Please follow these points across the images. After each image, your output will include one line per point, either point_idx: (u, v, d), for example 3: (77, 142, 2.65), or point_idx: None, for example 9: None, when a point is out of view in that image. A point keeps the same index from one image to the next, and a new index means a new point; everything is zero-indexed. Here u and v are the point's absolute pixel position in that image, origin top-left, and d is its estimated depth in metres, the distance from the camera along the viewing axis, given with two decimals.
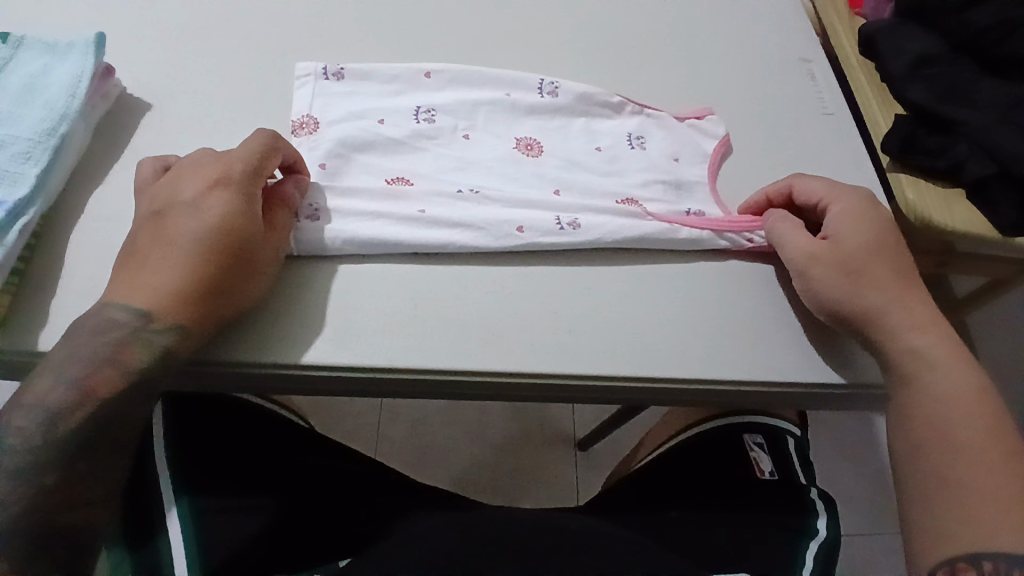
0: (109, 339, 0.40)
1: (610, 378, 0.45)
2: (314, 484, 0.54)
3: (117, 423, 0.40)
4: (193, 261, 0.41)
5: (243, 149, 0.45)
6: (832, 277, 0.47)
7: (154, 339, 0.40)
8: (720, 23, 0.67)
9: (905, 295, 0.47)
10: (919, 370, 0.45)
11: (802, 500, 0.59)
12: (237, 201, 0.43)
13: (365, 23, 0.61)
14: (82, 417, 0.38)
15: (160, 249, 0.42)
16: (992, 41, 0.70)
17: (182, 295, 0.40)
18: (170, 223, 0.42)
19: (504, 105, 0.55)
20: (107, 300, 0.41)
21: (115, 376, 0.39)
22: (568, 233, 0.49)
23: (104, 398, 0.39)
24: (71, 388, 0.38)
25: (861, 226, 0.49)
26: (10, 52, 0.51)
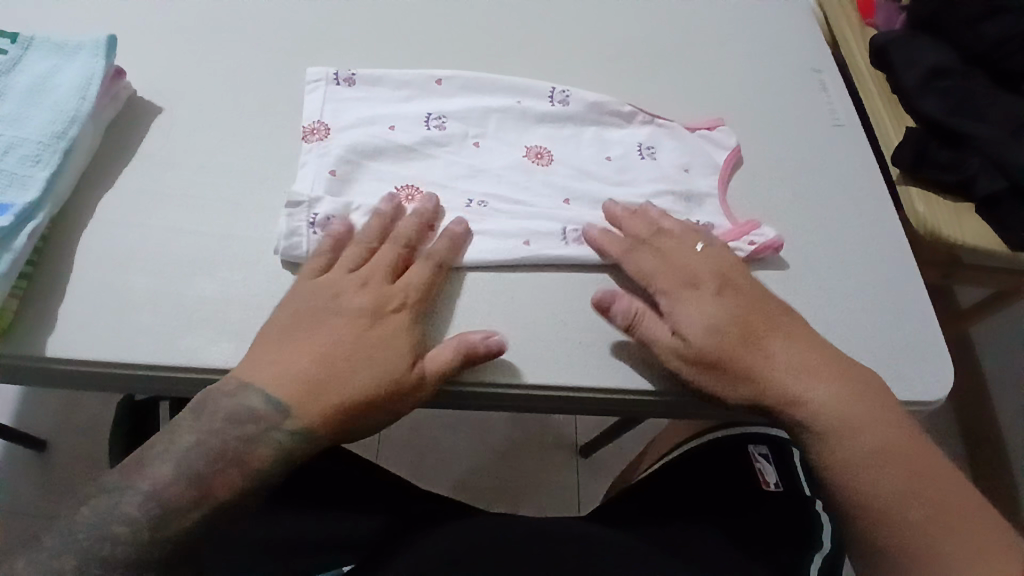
0: (239, 432, 0.40)
1: (624, 390, 0.45)
2: (340, 494, 0.56)
3: (230, 516, 0.40)
4: (351, 380, 0.41)
5: (409, 244, 0.47)
6: (689, 343, 0.44)
7: (284, 440, 0.40)
8: (732, 32, 0.67)
9: (763, 345, 0.44)
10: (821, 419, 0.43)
11: (806, 512, 0.58)
12: (393, 315, 0.43)
13: (378, 28, 0.61)
14: (196, 515, 0.38)
15: (316, 346, 0.42)
16: (1003, 55, 0.70)
17: (327, 407, 0.40)
18: (336, 326, 0.42)
19: (515, 113, 0.55)
20: (246, 389, 0.40)
21: (241, 466, 0.39)
22: (574, 246, 0.49)
23: (223, 499, 0.39)
24: (193, 482, 0.38)
25: (709, 314, 0.44)
26: (19, 53, 0.51)
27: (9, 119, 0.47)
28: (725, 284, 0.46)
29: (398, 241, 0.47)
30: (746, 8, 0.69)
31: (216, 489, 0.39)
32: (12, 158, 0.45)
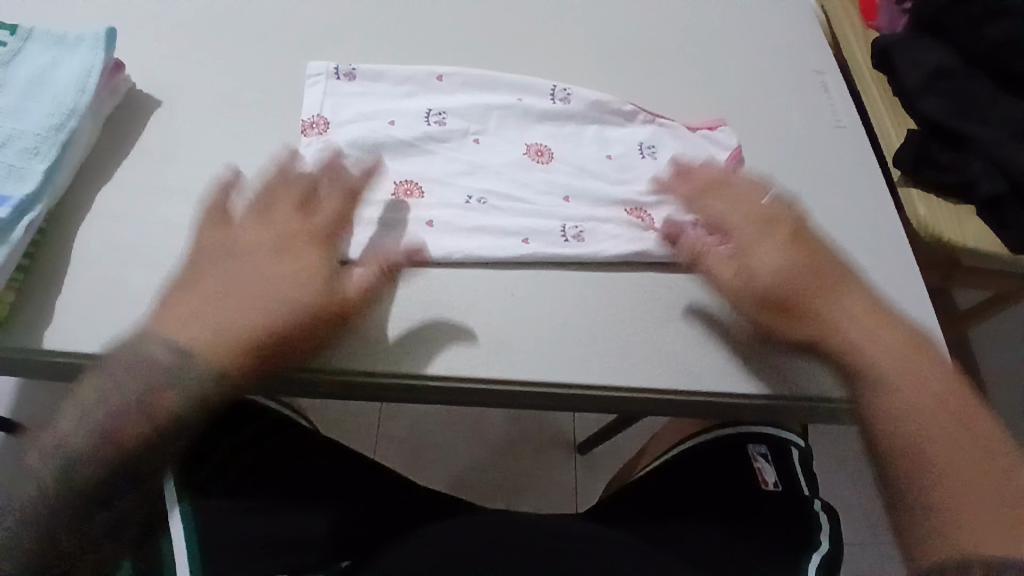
0: (141, 384, 0.37)
1: (617, 388, 0.45)
2: (325, 488, 0.54)
3: (143, 466, 0.37)
4: (259, 311, 0.40)
5: (335, 187, 0.46)
6: (743, 294, 0.45)
7: (195, 384, 0.38)
8: (734, 33, 0.66)
9: (828, 291, 0.44)
10: (861, 361, 0.42)
11: (806, 513, 0.58)
12: (315, 252, 0.43)
13: (379, 24, 0.60)
14: (100, 464, 0.36)
15: (219, 287, 0.41)
16: (1006, 57, 0.69)
17: (237, 344, 0.39)
18: (242, 263, 0.42)
19: (516, 110, 0.55)
20: (152, 345, 0.39)
21: (154, 414, 0.37)
22: (574, 244, 0.49)
23: (129, 449, 0.37)
24: (96, 433, 0.36)
25: (771, 251, 0.45)
26: (18, 44, 0.50)
27: (8, 111, 0.47)
28: (784, 229, 0.46)
29: (314, 185, 0.46)
30: (748, 9, 0.69)
31: (124, 438, 0.37)
32: (10, 150, 0.45)
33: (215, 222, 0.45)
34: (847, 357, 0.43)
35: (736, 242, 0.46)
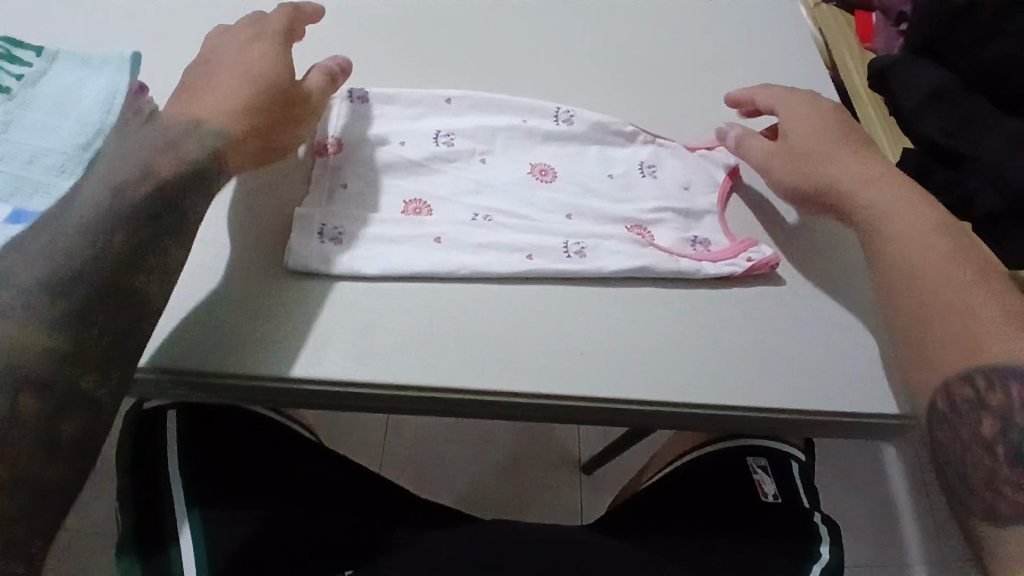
0: (169, 138, 0.45)
1: (615, 400, 0.46)
2: (314, 493, 0.56)
3: (164, 209, 0.43)
4: (240, 87, 0.49)
5: (280, 27, 0.54)
6: (780, 178, 0.54)
7: (205, 140, 0.46)
8: (735, 56, 0.68)
9: (868, 166, 0.53)
10: (886, 218, 0.50)
11: (808, 524, 0.59)
12: (271, 59, 0.51)
13: (391, 49, 0.63)
14: (149, 186, 0.42)
15: (208, 87, 0.49)
16: (1006, 75, 0.69)
17: (233, 119, 0.47)
18: (218, 69, 0.50)
19: (521, 131, 0.57)
20: (174, 121, 0.47)
21: (148, 209, 0.42)
22: (575, 260, 0.51)
23: (169, 178, 0.43)
24: (133, 169, 0.42)
25: (813, 120, 0.56)
26: (45, 66, 0.53)
27: (35, 129, 0.49)
28: (850, 138, 0.55)
29: (258, 22, 0.55)
30: (749, 34, 0.71)
31: (162, 172, 0.43)
32: (37, 167, 0.47)
33: (191, 70, 0.52)
34: (870, 214, 0.50)
35: (789, 135, 0.56)
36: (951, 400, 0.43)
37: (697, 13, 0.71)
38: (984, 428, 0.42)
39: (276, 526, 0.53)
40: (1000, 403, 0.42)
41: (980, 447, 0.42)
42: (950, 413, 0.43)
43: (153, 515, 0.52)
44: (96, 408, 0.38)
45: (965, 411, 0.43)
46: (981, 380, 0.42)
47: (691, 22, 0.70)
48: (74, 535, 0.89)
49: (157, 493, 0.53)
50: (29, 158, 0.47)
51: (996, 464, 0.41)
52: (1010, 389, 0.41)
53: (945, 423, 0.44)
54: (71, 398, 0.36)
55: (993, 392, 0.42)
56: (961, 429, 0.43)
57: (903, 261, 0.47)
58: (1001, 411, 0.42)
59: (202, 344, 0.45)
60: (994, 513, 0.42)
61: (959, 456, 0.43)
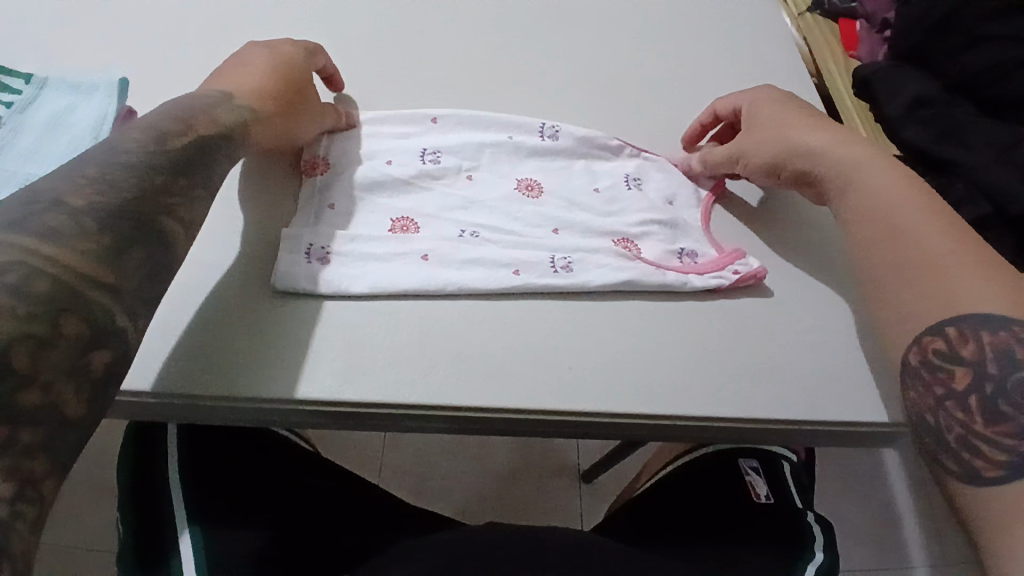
0: (207, 103, 0.45)
1: (604, 414, 0.46)
2: (310, 508, 0.57)
3: (198, 164, 0.41)
4: (270, 69, 0.51)
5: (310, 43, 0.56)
6: (753, 156, 0.55)
7: (239, 110, 0.46)
8: (719, 68, 0.69)
9: (835, 135, 0.53)
10: (850, 180, 0.50)
11: (799, 523, 0.60)
12: (296, 58, 0.53)
13: (378, 68, 0.63)
14: (186, 139, 0.41)
15: (237, 66, 0.50)
16: (988, 82, 0.71)
17: (264, 95, 0.49)
18: (242, 56, 0.52)
19: (508, 147, 0.57)
20: (208, 91, 0.46)
21: (185, 160, 0.41)
22: (562, 274, 0.51)
23: (204, 135, 0.43)
24: (175, 124, 0.42)
25: (769, 101, 0.57)
26: (35, 92, 0.53)
27: (27, 154, 0.49)
28: (815, 114, 0.56)
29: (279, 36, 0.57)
30: (733, 45, 0.72)
31: (200, 129, 0.43)
32: None
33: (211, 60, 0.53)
34: (836, 178, 0.51)
35: (755, 117, 0.57)
36: (924, 355, 0.42)
37: (680, 26, 0.72)
38: (957, 382, 0.40)
39: (281, 543, 0.53)
40: (974, 355, 0.40)
41: (953, 402, 0.40)
42: (923, 369, 0.42)
43: (151, 531, 0.53)
44: (125, 351, 0.34)
45: (938, 367, 0.41)
46: (951, 331, 0.41)
47: (674, 35, 0.71)
48: (70, 557, 0.88)
49: (156, 512, 0.55)
50: (21, 183, 0.47)
51: (971, 421, 0.39)
52: (982, 341, 0.40)
53: (917, 381, 0.42)
54: (105, 333, 0.33)
55: (966, 344, 0.40)
56: (934, 387, 0.41)
57: (871, 220, 0.47)
58: (975, 364, 0.40)
59: (186, 365, 0.45)
60: (973, 472, 0.39)
61: (930, 414, 0.41)
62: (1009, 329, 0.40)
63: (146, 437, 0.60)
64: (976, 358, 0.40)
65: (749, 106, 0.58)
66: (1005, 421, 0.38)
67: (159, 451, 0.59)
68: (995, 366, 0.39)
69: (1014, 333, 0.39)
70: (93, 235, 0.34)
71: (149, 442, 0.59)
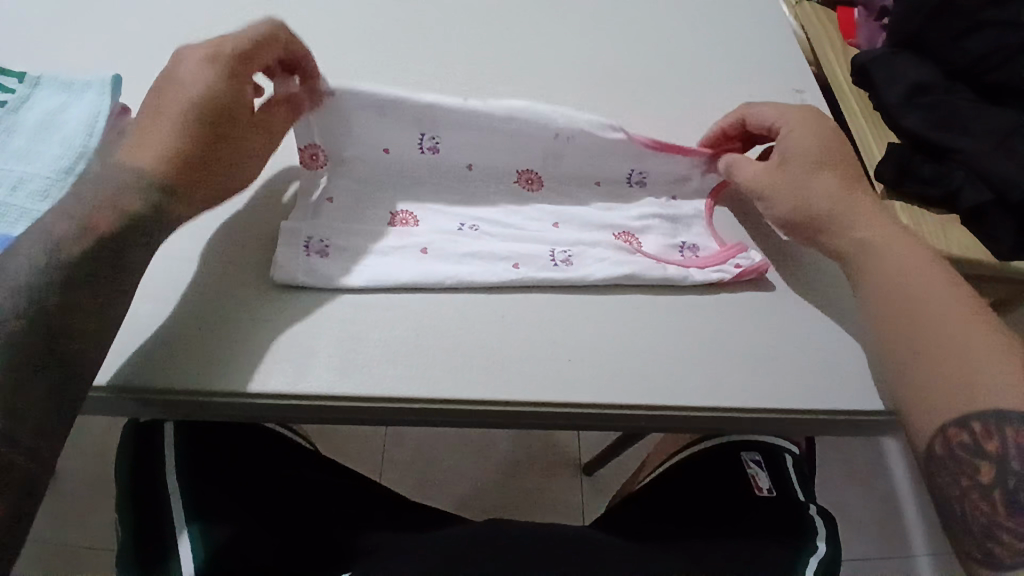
0: (111, 189, 0.42)
1: (605, 406, 0.46)
2: (311, 505, 0.57)
3: (102, 269, 0.41)
4: (185, 124, 0.44)
5: (242, 38, 0.47)
6: (776, 204, 0.52)
7: (148, 194, 0.43)
8: (716, 56, 0.69)
9: (857, 202, 0.51)
10: (871, 252, 0.49)
11: (801, 515, 0.60)
12: (224, 78, 0.46)
13: (374, 60, 0.63)
14: (83, 246, 0.40)
15: (157, 116, 0.45)
16: (986, 68, 0.72)
17: (175, 159, 0.44)
18: (166, 92, 0.45)
19: (510, 136, 0.53)
20: (110, 168, 0.43)
21: (85, 269, 0.40)
22: (562, 268, 0.51)
23: (103, 233, 0.41)
24: (74, 225, 0.41)
25: (807, 140, 0.53)
26: (28, 91, 0.53)
27: (19, 153, 0.49)
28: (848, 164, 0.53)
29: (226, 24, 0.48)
30: (730, 33, 0.71)
31: (99, 226, 0.41)
32: (22, 193, 0.46)
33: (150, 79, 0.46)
34: (855, 245, 0.50)
35: (787, 156, 0.53)
36: (948, 446, 0.43)
37: (677, 14, 0.72)
38: (982, 475, 0.42)
39: (280, 540, 0.53)
40: (997, 451, 0.41)
41: (979, 494, 0.42)
42: (949, 460, 0.43)
43: (150, 532, 0.53)
44: (30, 484, 0.37)
45: (962, 460, 0.42)
46: (977, 425, 0.42)
47: (671, 23, 0.71)
48: (72, 553, 0.88)
49: (156, 512, 0.55)
50: (13, 184, 0.47)
51: (995, 512, 0.41)
52: (1007, 438, 0.41)
53: (942, 468, 0.43)
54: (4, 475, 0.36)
55: (990, 439, 0.41)
56: (959, 478, 0.43)
57: (898, 292, 0.47)
58: (998, 459, 0.41)
59: (183, 363, 0.45)
60: (992, 558, 0.42)
61: (956, 502, 0.43)
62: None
63: (144, 442, 0.60)
64: (1000, 454, 0.41)
65: (788, 130, 0.54)
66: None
67: (157, 455, 0.59)
68: (1017, 462, 0.41)
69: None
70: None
71: (148, 444, 0.59)
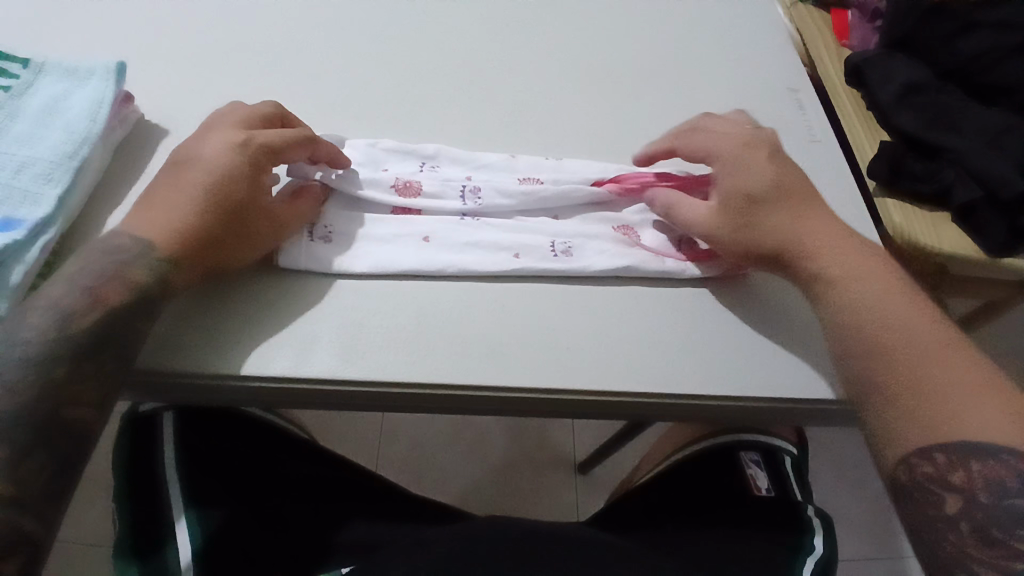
0: (121, 258, 0.43)
1: (603, 394, 0.46)
2: (309, 494, 0.58)
3: (112, 340, 0.42)
4: (201, 205, 0.45)
5: (273, 135, 0.49)
6: (733, 240, 0.50)
7: (157, 267, 0.43)
8: (713, 54, 0.70)
9: (809, 231, 0.50)
10: (832, 281, 0.48)
11: (800, 514, 0.61)
12: (246, 167, 0.47)
13: (376, 53, 0.64)
14: (93, 319, 0.41)
15: (174, 191, 0.46)
16: (976, 70, 0.74)
17: (186, 237, 0.44)
18: (186, 173, 0.46)
19: (508, 164, 0.56)
20: (123, 237, 0.44)
21: (91, 344, 0.41)
22: (562, 258, 0.51)
23: (115, 307, 0.42)
24: (83, 297, 0.41)
25: (750, 171, 0.51)
26: (31, 77, 0.53)
27: (22, 139, 0.49)
28: (793, 191, 0.51)
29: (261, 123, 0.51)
30: (727, 33, 0.73)
31: (110, 298, 0.42)
32: (25, 176, 0.47)
33: (173, 156, 0.48)
34: (812, 275, 0.48)
35: (729, 195, 0.51)
36: (913, 476, 0.41)
37: (675, 13, 0.73)
38: (948, 507, 0.40)
39: (278, 531, 0.54)
40: (965, 483, 0.40)
41: (947, 526, 0.40)
42: (913, 491, 0.41)
43: (146, 526, 0.52)
44: (34, 549, 0.38)
45: (929, 490, 0.41)
46: (941, 455, 0.40)
47: (669, 21, 0.72)
48: (67, 552, 0.88)
49: (153, 504, 0.54)
50: (17, 168, 0.47)
51: (965, 546, 0.39)
52: (972, 469, 0.39)
53: (908, 499, 0.42)
54: (11, 543, 0.37)
55: (956, 470, 0.40)
56: (926, 508, 0.41)
57: (861, 322, 0.45)
58: (966, 491, 0.40)
59: (184, 345, 0.45)
60: None
61: (924, 534, 0.41)
62: (999, 457, 0.39)
63: (141, 430, 0.59)
64: (966, 486, 0.39)
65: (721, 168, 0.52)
66: (999, 547, 0.38)
67: (155, 443, 0.58)
68: (985, 494, 0.39)
69: (1002, 462, 0.39)
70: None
71: (146, 434, 0.58)
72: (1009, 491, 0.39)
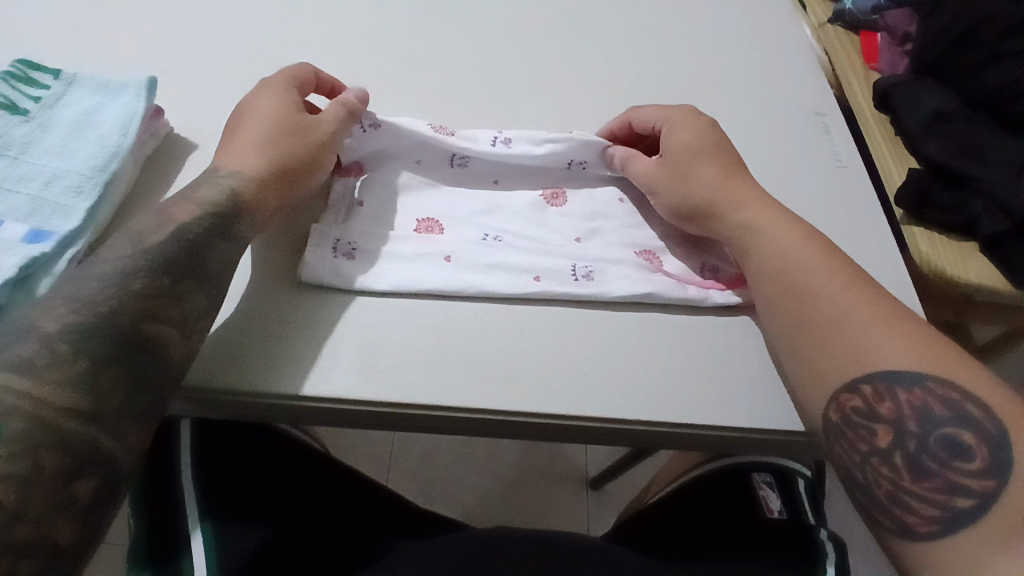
0: (190, 187, 0.47)
1: (621, 420, 0.46)
2: (321, 510, 0.58)
3: (195, 258, 0.44)
4: (260, 131, 0.51)
5: (293, 68, 0.56)
6: (664, 190, 0.54)
7: (223, 182, 0.47)
8: (739, 77, 0.70)
9: (733, 189, 0.53)
10: (756, 234, 0.51)
11: (812, 538, 0.60)
12: (284, 94, 0.53)
13: (404, 70, 0.64)
14: (165, 233, 0.44)
15: (236, 130, 0.51)
16: (1007, 100, 0.73)
17: (252, 156, 0.49)
18: (239, 117, 0.52)
19: (531, 181, 0.58)
20: (202, 175, 0.49)
21: (170, 262, 0.43)
22: (583, 283, 0.51)
23: (189, 221, 0.45)
24: (155, 218, 0.45)
25: (683, 128, 0.56)
26: (63, 88, 0.54)
27: (53, 151, 0.50)
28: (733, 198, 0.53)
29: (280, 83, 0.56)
30: (754, 55, 0.72)
31: (183, 217, 0.45)
32: (56, 189, 0.48)
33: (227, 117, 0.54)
34: (732, 234, 0.52)
35: (668, 151, 0.55)
36: (842, 412, 0.43)
37: (702, 35, 0.73)
38: (879, 439, 0.41)
39: (287, 543, 0.53)
40: (892, 413, 0.41)
41: (878, 459, 0.41)
42: (845, 427, 0.42)
43: (165, 532, 0.52)
44: (111, 468, 0.38)
45: (858, 424, 0.42)
46: (867, 389, 0.42)
47: (696, 42, 0.72)
48: None
49: (172, 514, 0.54)
50: (47, 180, 0.48)
51: (899, 478, 0.40)
52: (900, 399, 0.41)
53: (840, 437, 0.43)
54: (88, 458, 0.37)
55: (883, 402, 0.41)
56: (857, 444, 0.42)
57: (778, 266, 0.49)
58: (894, 423, 0.41)
59: (227, 351, 0.46)
60: (907, 528, 0.40)
61: (858, 470, 0.42)
62: (921, 385, 0.41)
63: (161, 442, 0.58)
64: (895, 415, 0.41)
65: (669, 126, 0.57)
66: (932, 477, 0.39)
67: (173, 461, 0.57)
68: (914, 423, 0.40)
69: (927, 390, 0.41)
70: (71, 363, 0.37)
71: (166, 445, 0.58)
72: (936, 418, 0.40)
